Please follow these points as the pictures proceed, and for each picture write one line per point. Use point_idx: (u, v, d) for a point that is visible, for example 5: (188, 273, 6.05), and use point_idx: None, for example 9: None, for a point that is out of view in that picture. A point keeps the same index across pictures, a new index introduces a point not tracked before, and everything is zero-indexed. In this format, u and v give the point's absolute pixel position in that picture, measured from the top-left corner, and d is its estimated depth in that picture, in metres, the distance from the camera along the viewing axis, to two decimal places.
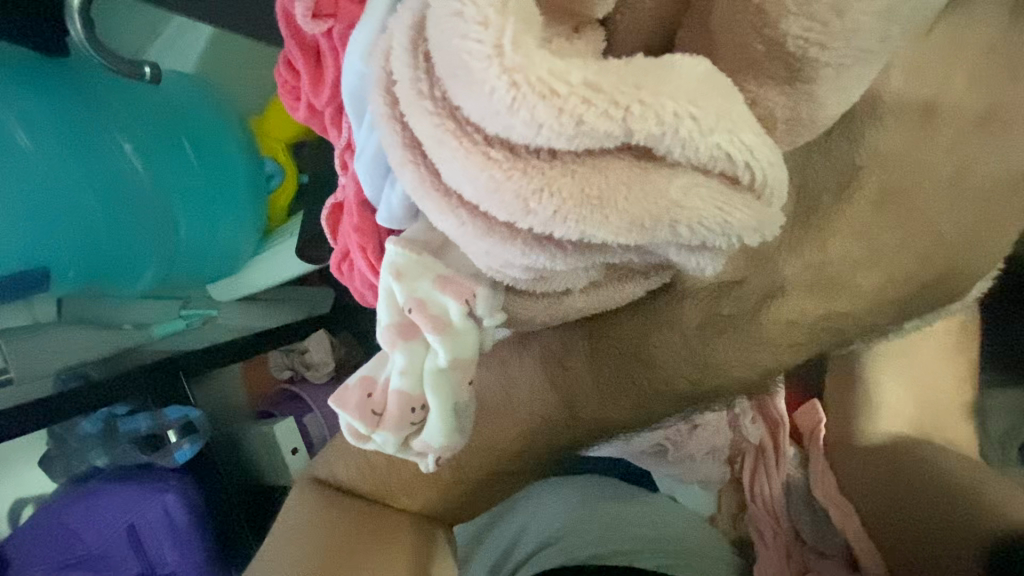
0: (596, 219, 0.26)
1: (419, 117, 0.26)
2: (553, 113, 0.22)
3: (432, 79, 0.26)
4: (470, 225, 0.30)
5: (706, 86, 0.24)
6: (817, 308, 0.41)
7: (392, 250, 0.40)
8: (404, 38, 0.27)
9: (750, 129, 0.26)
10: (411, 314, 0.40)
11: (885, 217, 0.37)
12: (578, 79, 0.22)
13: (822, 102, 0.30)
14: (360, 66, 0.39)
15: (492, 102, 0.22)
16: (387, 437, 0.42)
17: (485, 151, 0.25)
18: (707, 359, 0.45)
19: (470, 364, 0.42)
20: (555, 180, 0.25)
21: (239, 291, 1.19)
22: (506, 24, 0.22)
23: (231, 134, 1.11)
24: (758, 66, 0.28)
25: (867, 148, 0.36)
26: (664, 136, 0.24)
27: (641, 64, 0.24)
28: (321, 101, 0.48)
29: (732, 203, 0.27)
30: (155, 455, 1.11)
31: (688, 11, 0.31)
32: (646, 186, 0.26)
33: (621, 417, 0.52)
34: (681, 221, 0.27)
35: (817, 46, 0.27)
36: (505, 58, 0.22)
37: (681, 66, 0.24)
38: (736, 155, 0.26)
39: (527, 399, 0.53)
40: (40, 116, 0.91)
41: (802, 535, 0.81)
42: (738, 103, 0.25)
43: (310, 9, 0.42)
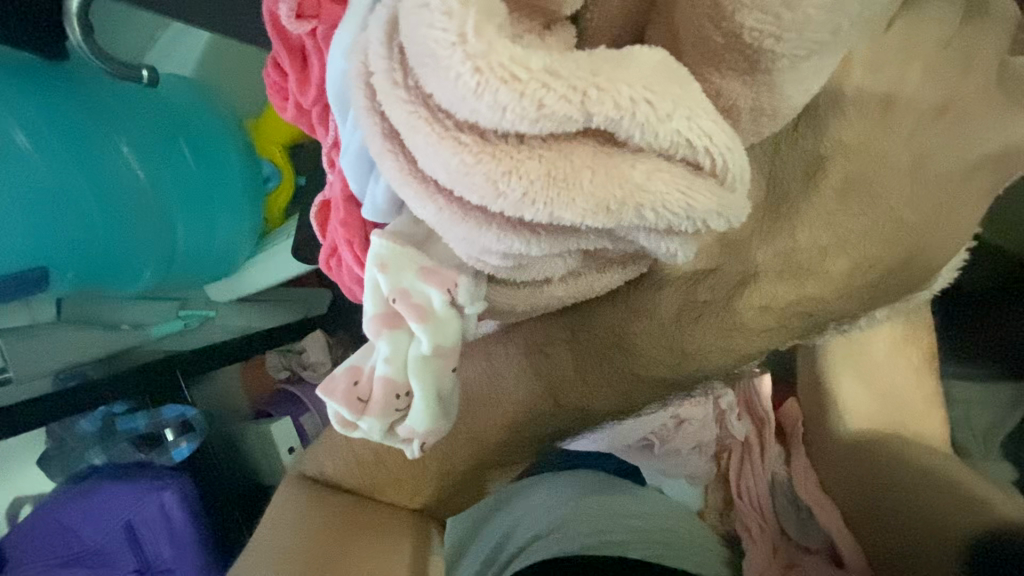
0: (563, 201, 0.27)
1: (394, 106, 0.28)
2: (515, 97, 0.23)
3: (406, 70, 0.27)
4: (446, 210, 0.31)
5: (661, 73, 0.26)
6: (789, 294, 0.42)
7: (376, 242, 0.42)
8: (379, 33, 0.29)
9: (707, 116, 0.27)
10: (395, 304, 0.41)
11: (850, 205, 0.39)
12: (537, 65, 0.23)
13: (782, 92, 0.31)
14: (342, 63, 0.40)
15: (457, 86, 0.23)
16: (373, 423, 0.43)
17: (456, 136, 0.26)
18: (685, 346, 0.46)
19: (453, 351, 0.43)
20: (521, 164, 0.26)
21: (235, 292, 1.21)
22: (471, 14, 0.23)
23: (229, 137, 1.14)
24: (717, 59, 0.30)
25: (831, 139, 0.37)
26: (623, 120, 0.25)
27: (600, 53, 0.25)
28: (308, 100, 0.49)
29: (695, 186, 0.29)
30: (151, 454, 1.14)
31: (653, 9, 0.32)
32: (611, 170, 0.27)
33: (604, 405, 0.53)
34: (646, 204, 0.28)
35: (771, 37, 0.28)
36: (469, 45, 0.23)
37: (639, 55, 0.26)
38: (694, 141, 0.27)
39: (513, 389, 0.54)
40: (40, 118, 0.92)
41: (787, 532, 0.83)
42: (694, 90, 0.26)
43: (294, 10, 0.44)
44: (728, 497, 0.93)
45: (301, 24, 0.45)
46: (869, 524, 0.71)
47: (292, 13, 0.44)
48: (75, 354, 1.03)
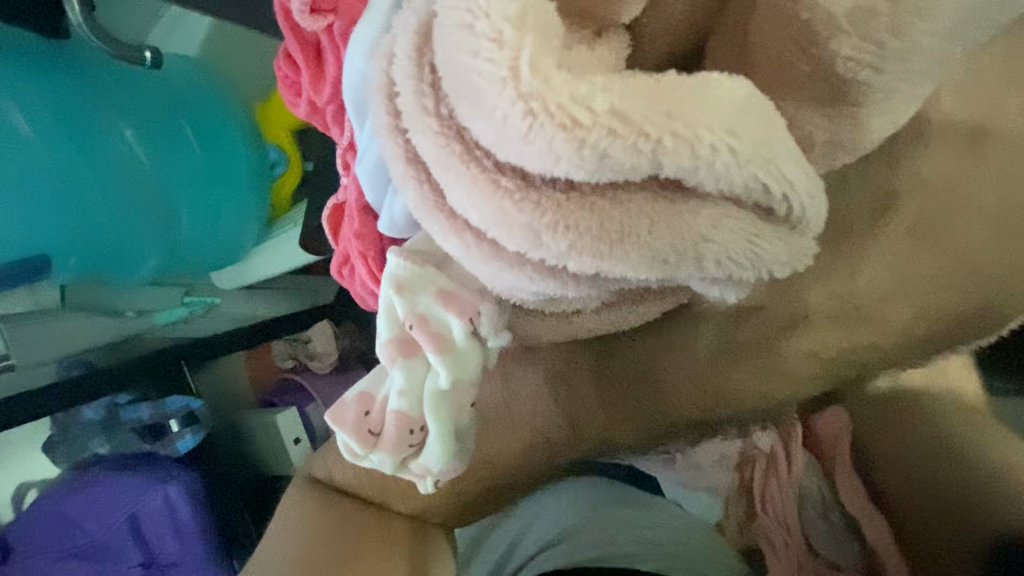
0: (616, 254, 0.24)
1: (422, 136, 0.24)
2: (573, 145, 0.19)
3: (439, 94, 0.23)
4: (475, 248, 0.27)
5: (746, 109, 0.22)
6: (840, 341, 0.39)
7: (393, 261, 0.39)
8: (407, 46, 0.25)
9: (788, 161, 0.24)
10: (412, 330, 0.38)
11: (921, 246, 0.36)
12: (603, 104, 0.19)
13: (866, 125, 0.27)
14: (362, 65, 0.36)
15: (503, 127, 0.19)
16: (384, 457, 0.40)
17: (495, 179, 0.22)
18: (720, 387, 0.43)
19: (472, 383, 0.40)
20: (570, 213, 0.23)
21: (240, 280, 1.17)
22: (524, 39, 0.19)
23: (234, 121, 1.09)
24: (799, 91, 0.26)
25: (908, 172, 0.35)
26: (697, 170, 0.21)
27: (677, 84, 0.21)
28: (322, 99, 0.45)
29: (764, 234, 0.26)
30: (156, 444, 1.12)
31: (721, 17, 0.28)
32: (673, 219, 0.24)
33: (629, 438, 0.50)
34: (708, 255, 0.26)
35: (868, 69, 0.24)
36: (520, 78, 0.19)
37: (721, 87, 0.21)
38: (773, 186, 0.24)
39: (531, 413, 0.51)
40: (40, 100, 0.89)
41: (814, 546, 0.78)
42: (777, 132, 0.23)
43: (307, 3, 0.40)
44: (751, 509, 0.87)
45: (315, 19, 0.40)
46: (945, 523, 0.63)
47: (304, 6, 0.40)
48: (80, 341, 1.01)
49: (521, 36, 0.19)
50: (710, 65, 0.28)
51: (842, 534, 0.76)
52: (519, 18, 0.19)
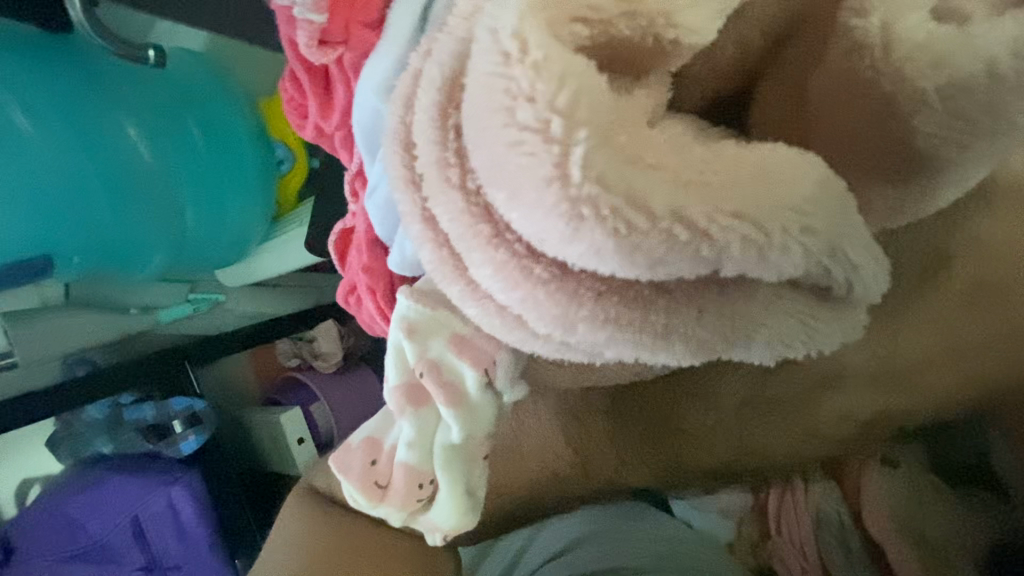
0: (659, 345, 0.21)
1: (445, 209, 0.21)
2: (625, 249, 0.17)
3: (465, 165, 0.21)
4: (498, 319, 0.25)
5: (821, 194, 0.19)
6: (875, 403, 0.36)
7: (404, 303, 0.37)
8: (429, 108, 0.22)
9: (856, 246, 0.21)
10: (423, 378, 0.37)
11: (973, 312, 0.33)
12: (663, 205, 0.16)
13: (940, 196, 0.24)
14: (376, 104, 0.34)
15: (544, 227, 0.17)
16: (392, 510, 0.39)
17: (528, 265, 0.20)
18: (744, 440, 0.41)
19: (484, 438, 0.39)
20: (610, 305, 0.20)
21: (245, 278, 1.15)
22: (577, 131, 0.16)
23: (241, 118, 1.06)
24: (867, 165, 0.23)
25: (969, 234, 0.32)
26: (763, 268, 0.18)
27: (746, 169, 0.18)
28: (330, 126, 0.42)
29: (820, 316, 0.24)
30: (160, 445, 1.08)
31: (776, 55, 0.25)
32: (726, 306, 0.21)
33: (640, 480, 0.48)
34: (759, 339, 0.23)
35: (953, 145, 0.22)
36: (569, 177, 0.16)
37: (791, 174, 0.19)
38: (837, 271, 0.21)
39: (539, 459, 0.47)
40: (41, 98, 0.86)
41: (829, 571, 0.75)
42: (848, 219, 0.20)
43: (315, 35, 0.37)
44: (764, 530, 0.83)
45: (324, 50, 0.38)
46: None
47: (313, 38, 0.37)
48: (79, 339, 1.02)
49: (571, 126, 0.16)
50: (757, 108, 0.25)
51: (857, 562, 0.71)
52: (569, 106, 0.16)
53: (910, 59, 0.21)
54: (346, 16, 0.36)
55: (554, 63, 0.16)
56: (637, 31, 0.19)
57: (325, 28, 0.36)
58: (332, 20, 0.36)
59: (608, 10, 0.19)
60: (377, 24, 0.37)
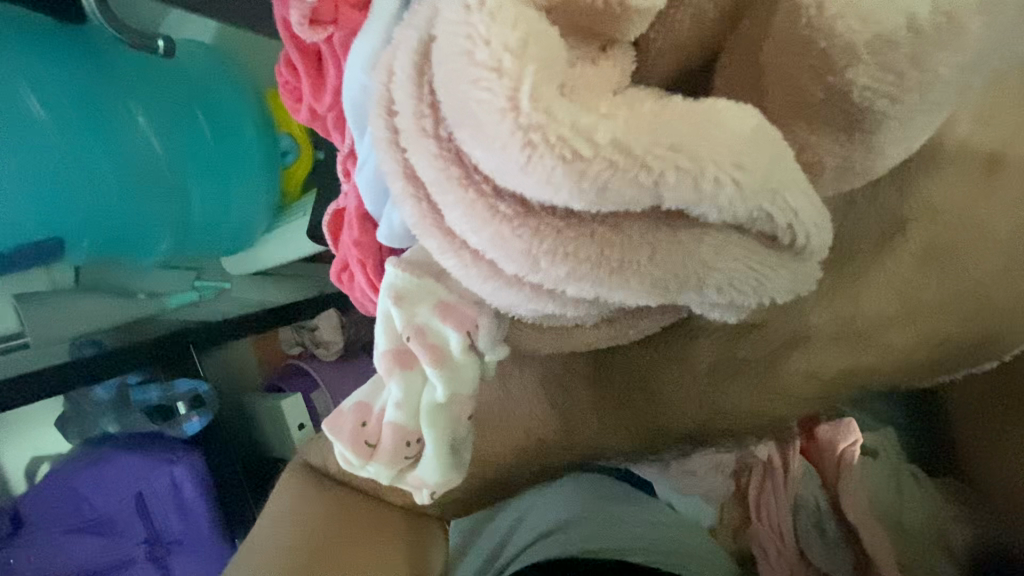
0: (615, 282, 0.23)
1: (422, 157, 0.23)
2: (573, 177, 0.19)
3: (439, 116, 0.23)
4: (472, 267, 0.27)
5: (756, 137, 0.21)
6: (839, 362, 0.38)
7: (392, 272, 0.40)
8: (406, 66, 0.24)
9: (795, 192, 0.23)
10: (410, 342, 0.39)
11: (929, 273, 0.35)
12: (606, 136, 0.19)
13: (880, 152, 0.26)
14: (363, 80, 0.36)
15: (503, 159, 0.19)
16: (381, 468, 0.41)
17: (494, 205, 0.22)
18: (716, 402, 0.43)
19: (469, 398, 0.41)
20: (567, 242, 0.22)
21: (251, 265, 1.18)
22: (526, 68, 0.18)
23: (246, 110, 1.09)
24: (809, 115, 0.25)
25: (921, 199, 0.34)
26: (699, 203, 0.21)
27: (684, 112, 0.20)
28: (323, 107, 0.44)
29: (768, 262, 0.26)
30: (164, 425, 1.12)
31: (733, 33, 0.27)
32: (674, 247, 0.24)
33: (621, 445, 0.49)
34: (709, 283, 0.25)
35: (886, 99, 0.24)
36: (520, 110, 0.18)
37: (729, 119, 0.21)
38: (778, 217, 0.23)
39: (523, 426, 0.49)
40: (53, 85, 0.89)
41: (809, 556, 0.71)
42: (786, 165, 0.22)
43: (307, 14, 0.38)
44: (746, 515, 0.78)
45: (315, 30, 0.39)
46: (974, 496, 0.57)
47: (304, 17, 0.38)
48: (93, 319, 1.03)
49: (522, 65, 0.18)
50: (719, 82, 0.27)
51: (837, 545, 0.69)
52: (521, 49, 0.18)
53: (840, 19, 0.23)
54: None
55: (508, 14, 0.19)
56: None
57: (315, 7, 0.38)
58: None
59: None
60: (365, 6, 0.39)
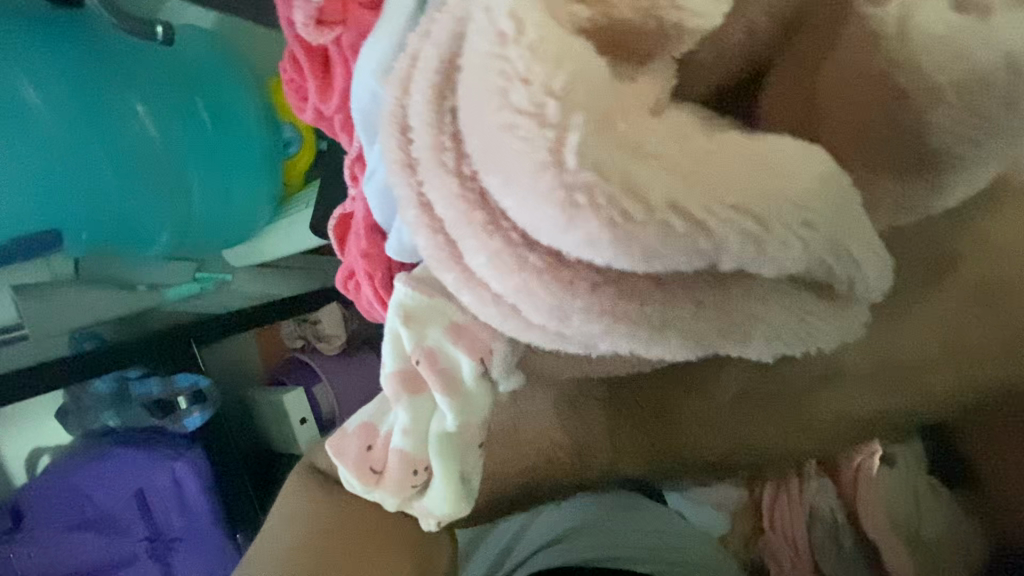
0: (653, 338, 0.21)
1: (441, 196, 0.21)
2: (620, 239, 0.16)
3: (461, 151, 0.20)
4: (493, 309, 0.24)
5: (823, 186, 0.19)
6: (872, 399, 0.37)
7: (400, 290, 0.37)
8: (426, 92, 0.21)
9: (858, 242, 0.21)
10: (418, 366, 0.37)
11: (973, 310, 0.34)
12: (660, 195, 0.16)
13: (946, 193, 0.24)
14: (375, 87, 0.32)
15: (538, 215, 0.16)
16: (387, 497, 0.39)
17: (522, 256, 0.19)
18: (738, 433, 0.41)
19: (481, 426, 0.39)
20: (604, 298, 0.20)
21: (253, 258, 1.14)
22: (573, 116, 0.16)
23: (247, 99, 1.05)
24: (878, 157, 0.22)
25: (972, 232, 0.33)
26: (761, 264, 0.18)
27: (749, 162, 0.18)
28: (329, 110, 0.41)
29: (817, 312, 0.24)
30: (165, 419, 1.10)
31: (787, 46, 0.24)
32: (721, 300, 0.21)
33: (633, 472, 0.47)
34: (755, 334, 0.23)
35: (967, 143, 0.22)
36: (564, 165, 0.16)
37: (794, 167, 0.18)
38: (837, 268, 0.21)
39: (537, 451, 0.46)
40: (48, 70, 0.86)
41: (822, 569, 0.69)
42: (852, 216, 0.20)
43: (312, 15, 0.37)
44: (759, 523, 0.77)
45: (322, 31, 0.37)
46: (986, 512, 0.54)
47: (309, 17, 0.36)
48: (90, 312, 1.00)
49: (567, 111, 0.16)
50: (770, 100, 0.24)
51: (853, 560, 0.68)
52: (566, 92, 0.16)
53: (919, 58, 0.21)
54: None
55: (552, 47, 0.16)
56: (637, 16, 0.19)
57: (321, 7, 0.36)
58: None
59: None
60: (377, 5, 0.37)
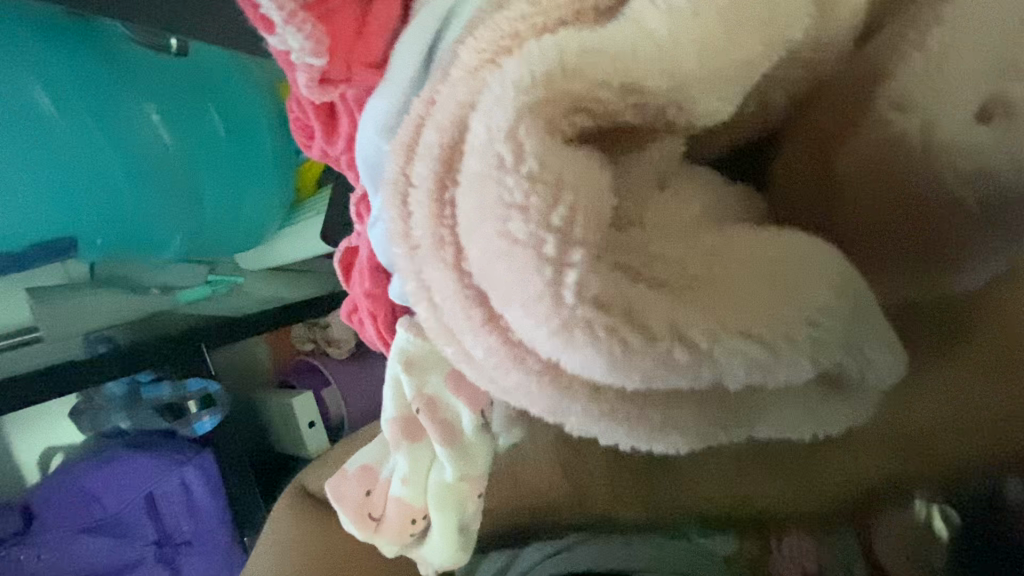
0: (656, 434, 0.20)
1: (441, 289, 0.20)
2: (625, 367, 0.16)
3: (459, 245, 0.19)
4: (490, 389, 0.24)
5: (838, 296, 0.18)
6: (865, 460, 0.37)
7: (402, 337, 0.37)
8: (425, 181, 0.21)
9: (871, 342, 0.20)
10: (419, 414, 0.37)
11: (976, 380, 0.33)
12: (664, 325, 0.16)
13: (954, 279, 0.23)
14: (378, 142, 0.32)
15: (539, 340, 0.16)
16: (386, 543, 0.40)
17: (520, 357, 0.19)
18: (733, 480, 0.42)
19: (480, 477, 0.38)
20: (605, 401, 0.19)
21: (264, 262, 1.17)
22: (574, 251, 0.15)
23: (259, 105, 1.04)
24: (889, 256, 0.22)
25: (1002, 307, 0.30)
26: (763, 381, 0.18)
27: (763, 277, 0.17)
28: (336, 152, 0.40)
29: (825, 404, 0.23)
30: (176, 423, 1.11)
31: (803, 118, 0.23)
32: (726, 397, 0.20)
33: (634, 517, 0.48)
34: (759, 425, 0.23)
35: (991, 239, 0.22)
36: (563, 300, 0.15)
37: (811, 285, 0.17)
38: (847, 367, 0.20)
39: (537, 486, 0.51)
40: (64, 78, 0.79)
41: None
42: (865, 321, 0.19)
43: (316, 76, 0.31)
44: None
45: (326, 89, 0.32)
46: None
47: (312, 80, 0.31)
48: (103, 317, 1.01)
49: (568, 246, 0.15)
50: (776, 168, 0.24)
51: None
52: (567, 224, 0.15)
53: (953, 167, 0.20)
54: (348, 52, 0.31)
55: (552, 173, 0.15)
56: (643, 119, 0.17)
57: (326, 69, 0.31)
58: (332, 58, 0.30)
59: (612, 101, 0.17)
60: (384, 63, 0.32)
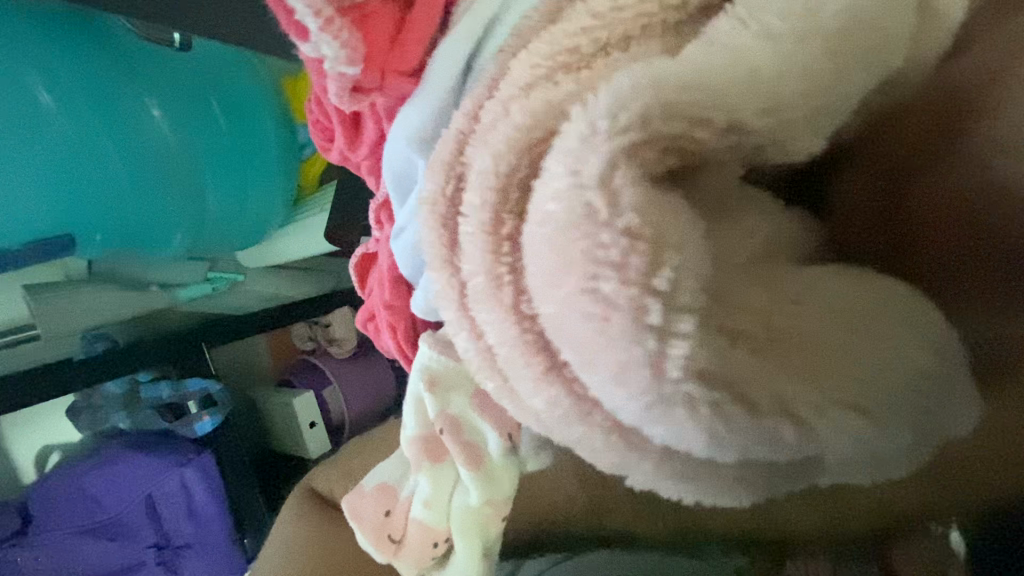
0: (726, 491, 0.19)
1: (496, 330, 0.19)
2: (713, 426, 0.15)
3: (518, 284, 0.18)
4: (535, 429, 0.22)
5: (925, 345, 0.17)
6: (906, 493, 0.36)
7: (424, 352, 0.35)
8: (478, 211, 0.19)
9: (963, 401, 0.19)
10: (443, 435, 0.35)
11: None
12: (760, 390, 0.15)
13: None
14: (409, 154, 0.30)
15: (622, 397, 0.15)
16: (405, 567, 0.38)
17: (584, 408, 0.17)
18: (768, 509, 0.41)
19: (505, 503, 0.37)
20: (675, 458, 0.17)
21: (268, 258, 1.11)
22: (681, 320, 0.14)
23: (264, 102, 0.99)
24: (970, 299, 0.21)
25: None
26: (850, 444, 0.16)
27: (852, 329, 0.16)
28: (358, 157, 0.38)
29: (903, 462, 0.21)
30: (175, 423, 1.08)
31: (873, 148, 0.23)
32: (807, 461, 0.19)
33: (655, 532, 0.49)
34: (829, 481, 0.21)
35: None
36: (665, 373, 0.14)
37: (895, 336, 0.16)
38: (936, 429, 0.19)
39: (557, 508, 0.51)
40: (65, 71, 0.77)
41: None
42: (959, 384, 0.18)
43: (348, 85, 0.29)
44: None
45: (357, 98, 0.30)
46: None
47: (344, 89, 0.29)
48: (101, 315, 0.97)
49: (672, 314, 0.14)
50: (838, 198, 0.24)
51: None
52: (672, 290, 0.14)
53: None
54: (383, 60, 0.29)
55: (649, 228, 0.14)
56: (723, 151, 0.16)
57: (359, 78, 0.29)
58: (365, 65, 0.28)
59: (697, 135, 0.15)
60: (418, 71, 0.30)
